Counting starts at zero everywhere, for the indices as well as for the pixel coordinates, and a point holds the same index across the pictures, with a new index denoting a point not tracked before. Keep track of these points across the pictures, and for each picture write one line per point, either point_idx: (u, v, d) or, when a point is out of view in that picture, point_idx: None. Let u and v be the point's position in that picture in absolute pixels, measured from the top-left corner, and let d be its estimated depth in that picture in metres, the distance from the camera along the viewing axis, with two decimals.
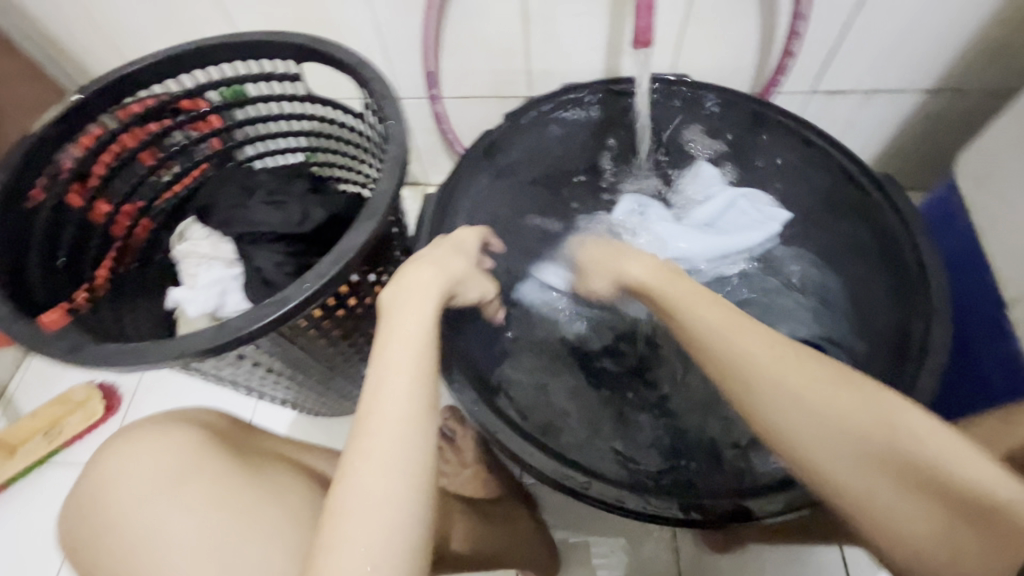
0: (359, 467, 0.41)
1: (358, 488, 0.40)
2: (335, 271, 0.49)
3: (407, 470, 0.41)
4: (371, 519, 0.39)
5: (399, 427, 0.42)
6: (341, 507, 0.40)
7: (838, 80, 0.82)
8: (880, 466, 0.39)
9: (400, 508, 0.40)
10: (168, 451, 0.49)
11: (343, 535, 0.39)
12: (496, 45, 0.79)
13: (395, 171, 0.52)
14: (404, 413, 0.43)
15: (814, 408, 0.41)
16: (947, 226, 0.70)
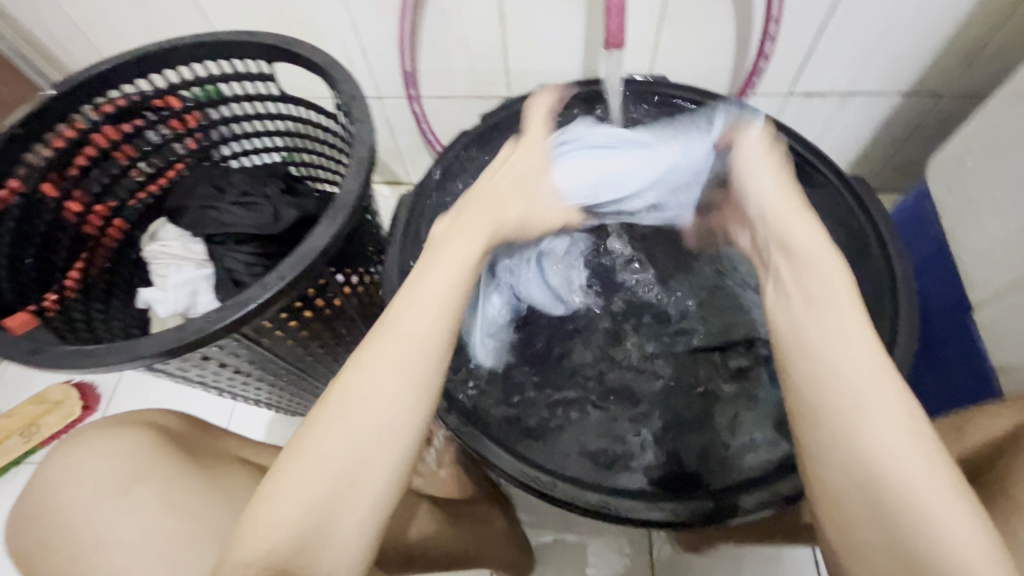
0: (346, 412, 0.39)
1: (353, 404, 0.39)
2: (298, 271, 0.49)
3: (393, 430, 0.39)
4: (351, 443, 0.39)
5: (408, 357, 0.41)
6: (330, 420, 0.39)
7: (813, 83, 0.82)
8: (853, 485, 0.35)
9: (386, 438, 0.39)
10: (122, 453, 0.49)
11: (309, 467, 0.38)
12: (473, 46, 0.80)
13: (361, 171, 0.53)
14: (417, 343, 0.41)
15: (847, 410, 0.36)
16: (917, 229, 0.71)
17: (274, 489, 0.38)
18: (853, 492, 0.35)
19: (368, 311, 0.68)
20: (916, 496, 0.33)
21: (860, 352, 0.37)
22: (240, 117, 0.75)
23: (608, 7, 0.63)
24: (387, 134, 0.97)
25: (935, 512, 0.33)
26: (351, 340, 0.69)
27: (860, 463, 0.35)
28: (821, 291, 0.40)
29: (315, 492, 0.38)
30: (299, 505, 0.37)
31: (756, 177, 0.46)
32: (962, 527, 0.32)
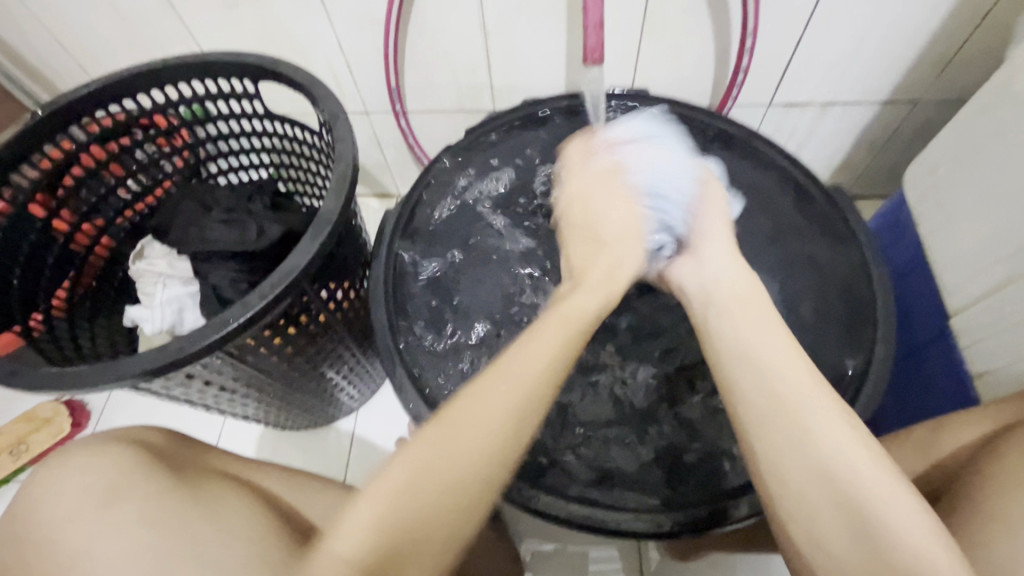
0: (436, 435, 0.38)
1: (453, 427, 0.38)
2: (281, 289, 0.50)
3: (479, 465, 0.38)
4: (452, 460, 0.38)
5: (514, 385, 0.39)
6: (433, 442, 0.38)
7: (792, 93, 0.83)
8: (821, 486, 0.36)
9: (484, 466, 0.38)
10: (105, 470, 0.49)
11: (390, 478, 0.37)
12: (457, 61, 0.81)
13: (343, 189, 0.53)
14: (535, 382, 0.40)
15: (808, 412, 0.38)
16: (895, 236, 0.72)
17: (370, 497, 0.37)
18: (801, 466, 0.37)
19: (354, 326, 0.69)
20: (850, 462, 0.36)
21: (772, 342, 0.41)
22: (226, 135, 0.75)
23: (587, 24, 0.64)
24: (374, 147, 0.97)
25: (863, 476, 0.36)
26: (337, 354, 0.69)
27: (800, 438, 0.37)
28: (727, 301, 0.44)
29: (415, 501, 0.36)
30: (388, 524, 0.36)
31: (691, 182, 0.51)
32: (886, 488, 0.35)
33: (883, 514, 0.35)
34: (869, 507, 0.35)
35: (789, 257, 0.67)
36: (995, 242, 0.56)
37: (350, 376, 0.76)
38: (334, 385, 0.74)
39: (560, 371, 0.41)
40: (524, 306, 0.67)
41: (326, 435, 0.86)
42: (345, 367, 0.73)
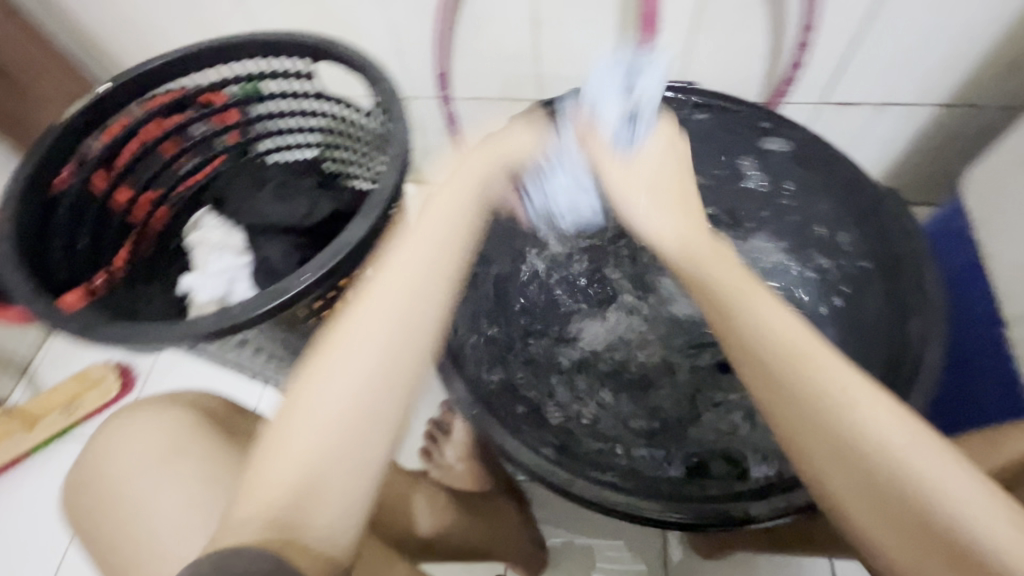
0: (340, 352, 0.42)
1: (349, 358, 0.42)
2: (335, 263, 0.51)
3: (382, 368, 0.42)
4: (362, 371, 0.42)
5: (401, 291, 0.45)
6: (334, 360, 0.42)
7: (847, 92, 0.81)
8: (854, 477, 0.38)
9: (383, 376, 0.42)
10: (162, 429, 0.52)
11: (312, 400, 0.41)
12: (506, 48, 0.81)
13: (398, 169, 0.55)
14: (416, 282, 0.45)
15: (808, 405, 0.39)
16: (951, 243, 0.69)
17: (291, 424, 0.40)
18: (841, 461, 0.38)
19: None
20: (877, 441, 0.38)
21: (774, 332, 0.42)
22: (276, 114, 0.77)
23: (641, 14, 0.63)
24: (417, 132, 0.98)
25: (893, 451, 0.37)
26: None
27: (825, 435, 0.39)
28: (736, 295, 0.44)
29: (335, 412, 0.40)
30: (306, 456, 0.39)
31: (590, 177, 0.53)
32: (911, 455, 0.37)
33: (915, 482, 0.36)
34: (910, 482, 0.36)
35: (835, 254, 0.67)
36: None
37: None
38: None
39: (445, 264, 0.47)
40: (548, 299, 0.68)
41: None
42: None
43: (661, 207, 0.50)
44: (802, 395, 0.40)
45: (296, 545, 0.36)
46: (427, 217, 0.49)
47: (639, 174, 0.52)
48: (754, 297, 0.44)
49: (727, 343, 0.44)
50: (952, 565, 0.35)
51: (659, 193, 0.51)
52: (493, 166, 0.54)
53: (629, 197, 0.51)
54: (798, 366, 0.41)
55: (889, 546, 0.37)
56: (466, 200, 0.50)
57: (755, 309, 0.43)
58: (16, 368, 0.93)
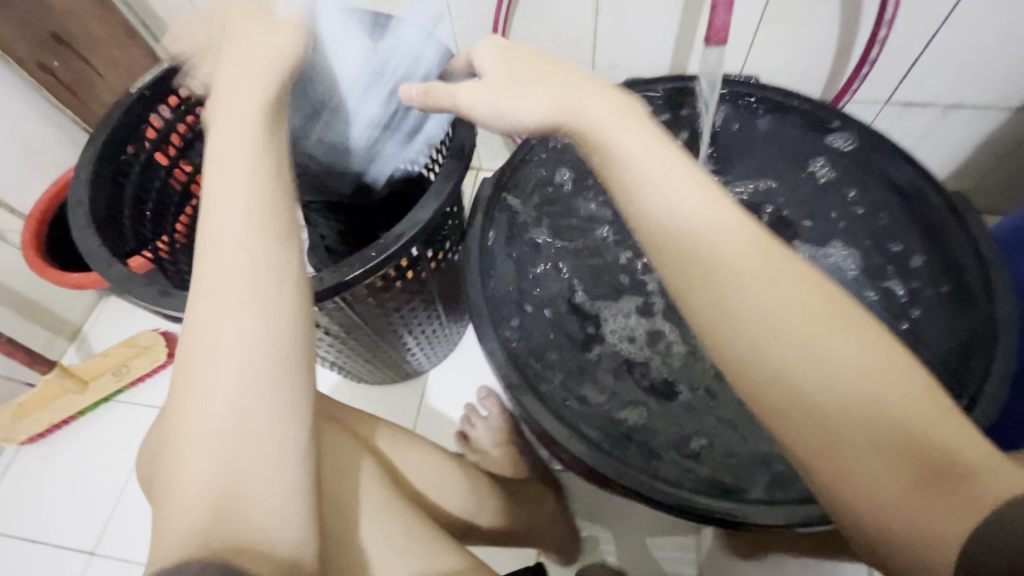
0: (200, 345, 0.38)
1: (220, 333, 0.38)
2: (402, 242, 0.52)
3: (246, 340, 0.38)
4: (230, 358, 0.37)
5: (251, 244, 0.39)
6: (196, 359, 0.38)
7: (915, 92, 0.78)
8: (858, 429, 0.31)
9: (252, 341, 0.38)
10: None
11: (195, 409, 0.37)
12: (565, 35, 0.80)
13: (461, 156, 0.56)
14: (249, 222, 0.40)
15: (778, 356, 0.33)
16: (1018, 252, 0.67)
17: (184, 439, 0.37)
18: (808, 440, 0.33)
19: (445, 289, 0.71)
20: (840, 401, 0.32)
21: (724, 296, 0.35)
22: None
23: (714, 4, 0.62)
24: None
25: (860, 410, 0.31)
26: (427, 314, 0.72)
27: (783, 413, 0.33)
28: (708, 255, 0.36)
29: (220, 408, 0.37)
30: (218, 441, 0.37)
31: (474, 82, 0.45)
32: (885, 400, 0.31)
33: (894, 435, 0.31)
34: (891, 433, 0.31)
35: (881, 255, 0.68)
36: None
37: (431, 337, 0.78)
38: (418, 345, 0.77)
39: (270, 192, 0.41)
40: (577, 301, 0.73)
41: (399, 392, 0.89)
42: (427, 330, 0.76)
43: (547, 99, 0.42)
44: (751, 364, 0.34)
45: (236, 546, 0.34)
46: (249, 132, 0.42)
47: (518, 75, 0.44)
48: (747, 255, 0.35)
49: (666, 274, 0.38)
50: (954, 495, 0.29)
51: (522, 93, 0.43)
52: (265, 73, 0.44)
53: (500, 102, 0.43)
54: (733, 343, 0.35)
55: (891, 503, 0.31)
56: (248, 114, 0.42)
57: (683, 261, 0.37)
58: (70, 331, 0.96)
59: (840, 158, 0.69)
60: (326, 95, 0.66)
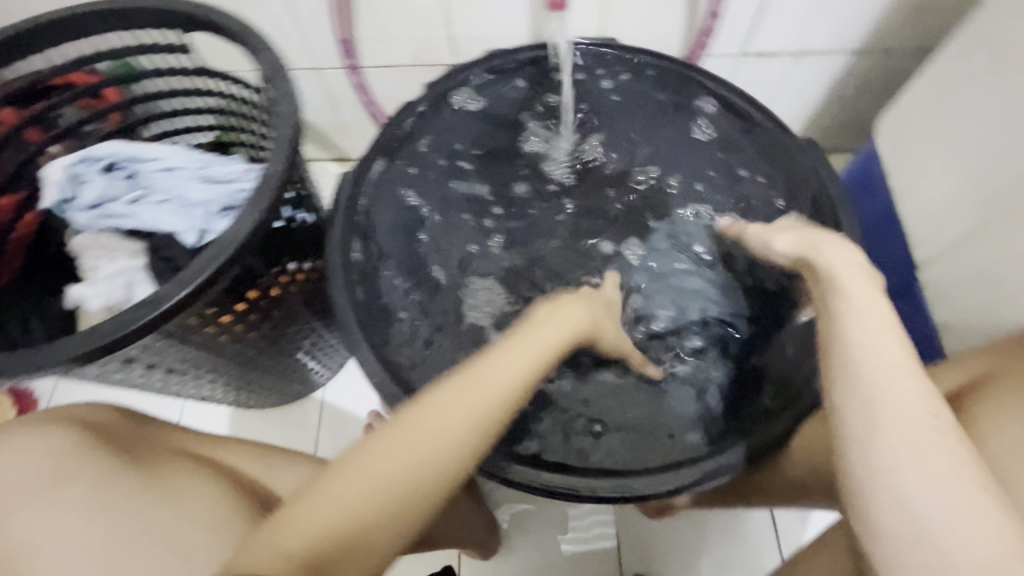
0: (382, 444, 0.38)
1: (401, 439, 0.38)
2: (223, 258, 0.46)
3: (433, 469, 0.37)
4: (407, 474, 0.37)
5: (480, 401, 0.40)
6: (379, 446, 0.38)
7: (766, 42, 0.79)
8: (969, 566, 0.31)
9: (449, 455, 0.38)
10: (41, 455, 0.45)
11: (338, 487, 0.35)
12: (412, 11, 0.74)
13: (287, 146, 0.50)
14: (493, 394, 0.41)
15: (924, 470, 0.33)
16: (868, 190, 0.74)
17: (312, 502, 0.35)
18: (885, 512, 0.34)
19: (315, 300, 0.66)
20: (953, 513, 0.32)
21: (883, 362, 0.38)
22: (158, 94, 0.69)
23: None
24: (328, 108, 0.90)
25: (965, 532, 0.32)
26: (303, 330, 0.67)
27: (886, 479, 0.34)
28: (885, 369, 0.37)
29: (369, 501, 0.35)
30: (350, 518, 0.34)
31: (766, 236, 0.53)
32: (996, 552, 0.31)
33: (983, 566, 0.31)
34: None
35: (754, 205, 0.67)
36: (964, 194, 0.60)
37: (320, 347, 0.73)
38: (303, 359, 0.72)
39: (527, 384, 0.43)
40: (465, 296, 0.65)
41: (297, 411, 0.83)
42: (308, 342, 0.70)
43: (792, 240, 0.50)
44: (880, 476, 0.34)
45: None
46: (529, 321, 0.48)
47: (787, 231, 0.52)
48: (918, 376, 0.37)
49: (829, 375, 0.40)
50: None
51: (798, 231, 0.51)
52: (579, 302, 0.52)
53: (782, 241, 0.51)
54: (878, 441, 0.35)
55: None
56: (546, 327, 0.48)
57: (864, 357, 0.38)
58: None
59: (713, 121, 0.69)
60: (113, 172, 0.59)
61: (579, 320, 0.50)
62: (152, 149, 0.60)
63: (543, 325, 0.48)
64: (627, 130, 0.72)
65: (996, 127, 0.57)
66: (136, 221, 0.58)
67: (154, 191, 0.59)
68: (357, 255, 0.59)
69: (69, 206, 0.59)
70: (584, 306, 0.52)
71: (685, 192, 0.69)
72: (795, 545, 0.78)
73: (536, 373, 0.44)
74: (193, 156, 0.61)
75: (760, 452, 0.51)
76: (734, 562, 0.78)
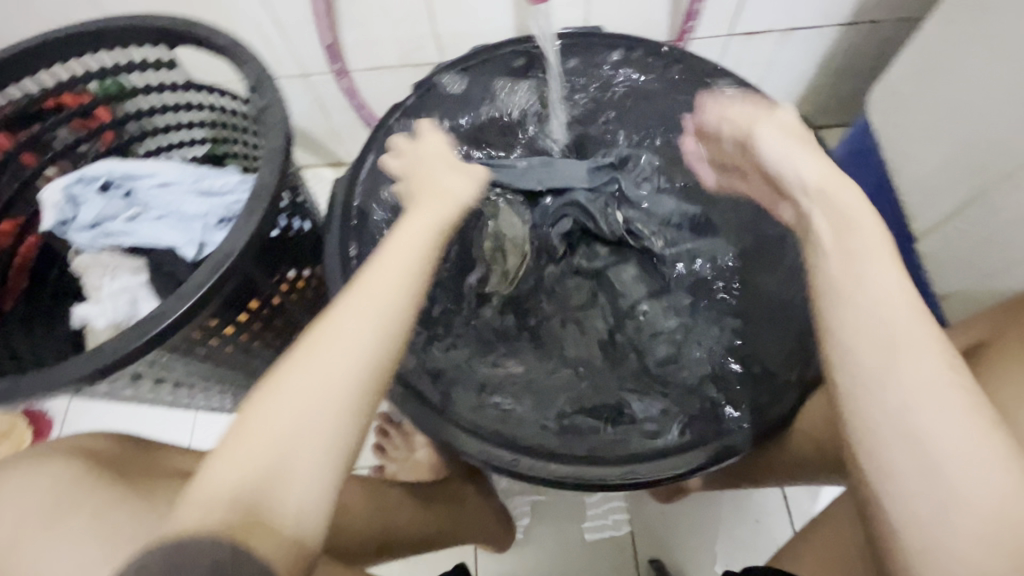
0: (304, 344, 0.36)
1: (321, 333, 0.36)
2: (222, 272, 0.47)
3: (356, 356, 0.36)
4: (330, 366, 0.35)
5: (387, 282, 0.39)
6: (299, 348, 0.36)
7: (752, 21, 0.79)
8: (979, 501, 0.31)
9: (366, 336, 0.37)
10: (41, 489, 0.45)
11: (264, 407, 0.35)
12: (397, 11, 0.73)
13: (278, 156, 0.50)
14: (396, 278, 0.39)
15: (925, 401, 0.33)
16: (863, 163, 0.75)
17: (244, 430, 0.34)
18: (896, 445, 0.33)
19: (316, 306, 0.67)
20: (959, 445, 0.32)
21: (892, 297, 0.36)
22: (149, 111, 0.69)
23: None
24: (318, 113, 0.90)
25: (974, 468, 0.31)
26: None
27: (902, 418, 0.33)
28: (879, 301, 0.36)
29: (300, 406, 0.34)
30: (283, 426, 0.34)
31: (776, 151, 0.44)
32: (998, 485, 0.31)
33: (990, 502, 0.31)
34: (990, 511, 0.31)
35: None
36: (959, 162, 0.60)
37: None
38: None
39: (427, 255, 0.42)
40: (463, 291, 0.63)
41: None
42: None
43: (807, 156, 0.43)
44: (886, 410, 0.34)
45: (256, 530, 0.32)
46: (420, 198, 0.46)
47: (795, 151, 0.43)
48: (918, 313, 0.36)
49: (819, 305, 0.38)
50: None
51: (802, 148, 0.43)
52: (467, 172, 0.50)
53: (790, 157, 0.43)
54: (881, 381, 0.34)
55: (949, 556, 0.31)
56: (434, 203, 0.45)
57: (861, 283, 0.37)
58: None
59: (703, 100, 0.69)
60: (109, 190, 0.60)
61: (442, 192, 0.46)
62: (148, 165, 0.61)
63: (432, 195, 0.46)
64: (619, 114, 0.71)
65: (988, 94, 0.56)
66: (135, 238, 0.58)
67: (151, 207, 0.59)
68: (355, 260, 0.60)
69: (65, 226, 0.59)
70: (436, 173, 0.48)
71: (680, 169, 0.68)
72: (804, 521, 0.78)
73: (429, 247, 0.42)
74: (189, 170, 0.62)
75: (763, 434, 0.52)
76: (745, 541, 0.78)
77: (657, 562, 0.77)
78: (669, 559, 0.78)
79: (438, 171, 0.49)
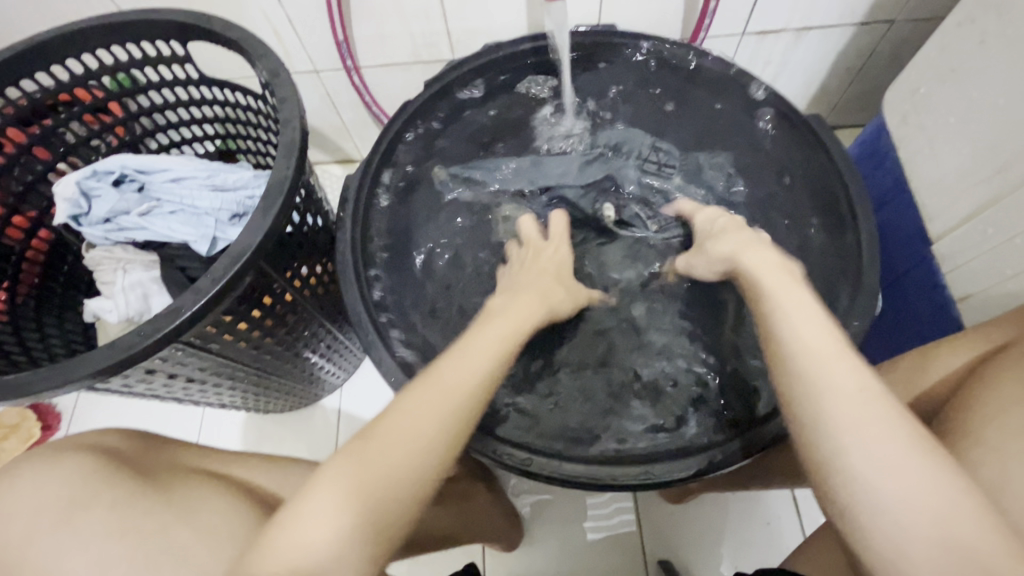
0: (369, 436, 0.41)
1: (382, 429, 0.41)
2: (235, 267, 0.46)
3: (414, 451, 0.40)
4: (379, 456, 0.40)
5: (456, 392, 0.43)
6: (366, 441, 0.41)
7: (767, 19, 0.78)
8: (922, 517, 0.33)
9: (426, 435, 0.41)
10: (56, 485, 0.45)
11: (321, 492, 0.38)
12: (409, 8, 0.73)
13: (293, 150, 0.50)
14: (462, 384, 0.44)
15: (856, 430, 0.36)
16: (878, 163, 0.74)
17: (303, 509, 0.38)
18: (844, 475, 0.36)
19: (326, 303, 0.67)
20: (892, 469, 0.35)
21: (818, 337, 0.41)
22: (161, 106, 0.69)
23: None
24: (329, 110, 0.90)
25: (903, 475, 0.34)
26: (317, 332, 0.68)
27: (834, 435, 0.37)
28: (801, 343, 0.41)
29: (351, 488, 0.38)
30: (336, 513, 0.37)
31: (720, 254, 0.54)
32: (937, 502, 0.33)
33: (930, 517, 0.33)
34: (936, 529, 0.33)
35: (765, 178, 0.66)
36: (978, 163, 0.59)
37: (334, 347, 0.74)
38: (319, 361, 0.73)
39: (497, 363, 0.46)
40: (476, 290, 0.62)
41: (315, 413, 0.85)
42: (321, 345, 0.71)
43: (734, 250, 0.52)
44: (824, 441, 0.37)
45: None
46: (500, 308, 0.52)
47: (723, 244, 0.54)
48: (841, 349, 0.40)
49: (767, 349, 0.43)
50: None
51: (731, 243, 0.53)
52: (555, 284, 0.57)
53: (722, 253, 0.54)
54: (817, 414, 0.38)
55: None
56: (511, 314, 0.51)
57: (790, 329, 0.42)
58: None
59: (719, 97, 0.68)
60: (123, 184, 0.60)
61: (539, 303, 0.54)
62: (163, 160, 0.61)
63: (518, 299, 0.53)
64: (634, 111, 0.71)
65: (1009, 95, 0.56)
66: (149, 233, 0.58)
67: (164, 202, 0.59)
68: (367, 256, 0.60)
69: (80, 221, 0.59)
70: (541, 286, 0.55)
71: (693, 167, 0.68)
72: (814, 525, 0.78)
73: (503, 359, 0.47)
74: (202, 166, 0.61)
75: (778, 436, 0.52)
76: (755, 543, 0.78)
77: (666, 563, 0.77)
78: (679, 560, 0.78)
79: (542, 280, 0.56)
